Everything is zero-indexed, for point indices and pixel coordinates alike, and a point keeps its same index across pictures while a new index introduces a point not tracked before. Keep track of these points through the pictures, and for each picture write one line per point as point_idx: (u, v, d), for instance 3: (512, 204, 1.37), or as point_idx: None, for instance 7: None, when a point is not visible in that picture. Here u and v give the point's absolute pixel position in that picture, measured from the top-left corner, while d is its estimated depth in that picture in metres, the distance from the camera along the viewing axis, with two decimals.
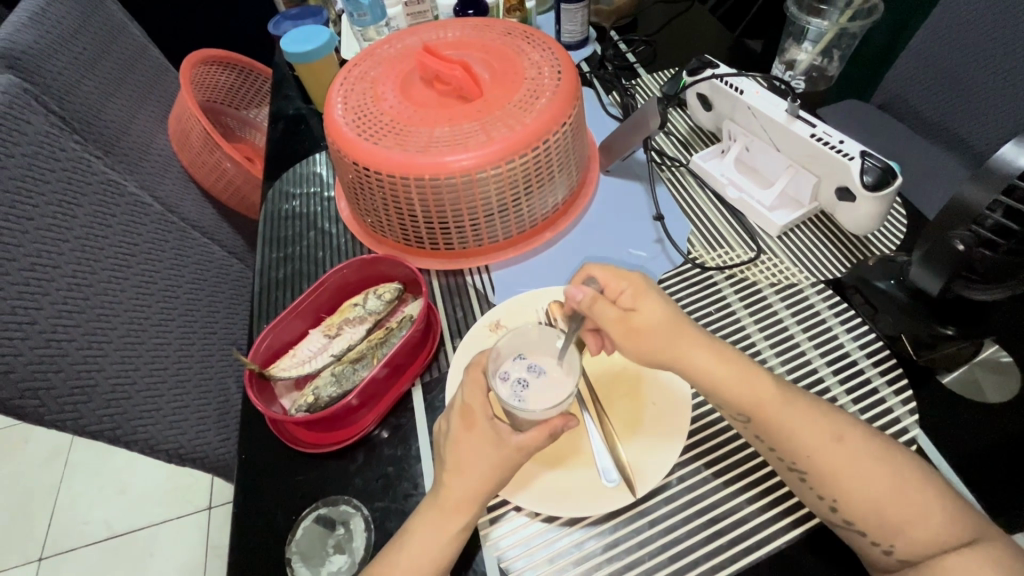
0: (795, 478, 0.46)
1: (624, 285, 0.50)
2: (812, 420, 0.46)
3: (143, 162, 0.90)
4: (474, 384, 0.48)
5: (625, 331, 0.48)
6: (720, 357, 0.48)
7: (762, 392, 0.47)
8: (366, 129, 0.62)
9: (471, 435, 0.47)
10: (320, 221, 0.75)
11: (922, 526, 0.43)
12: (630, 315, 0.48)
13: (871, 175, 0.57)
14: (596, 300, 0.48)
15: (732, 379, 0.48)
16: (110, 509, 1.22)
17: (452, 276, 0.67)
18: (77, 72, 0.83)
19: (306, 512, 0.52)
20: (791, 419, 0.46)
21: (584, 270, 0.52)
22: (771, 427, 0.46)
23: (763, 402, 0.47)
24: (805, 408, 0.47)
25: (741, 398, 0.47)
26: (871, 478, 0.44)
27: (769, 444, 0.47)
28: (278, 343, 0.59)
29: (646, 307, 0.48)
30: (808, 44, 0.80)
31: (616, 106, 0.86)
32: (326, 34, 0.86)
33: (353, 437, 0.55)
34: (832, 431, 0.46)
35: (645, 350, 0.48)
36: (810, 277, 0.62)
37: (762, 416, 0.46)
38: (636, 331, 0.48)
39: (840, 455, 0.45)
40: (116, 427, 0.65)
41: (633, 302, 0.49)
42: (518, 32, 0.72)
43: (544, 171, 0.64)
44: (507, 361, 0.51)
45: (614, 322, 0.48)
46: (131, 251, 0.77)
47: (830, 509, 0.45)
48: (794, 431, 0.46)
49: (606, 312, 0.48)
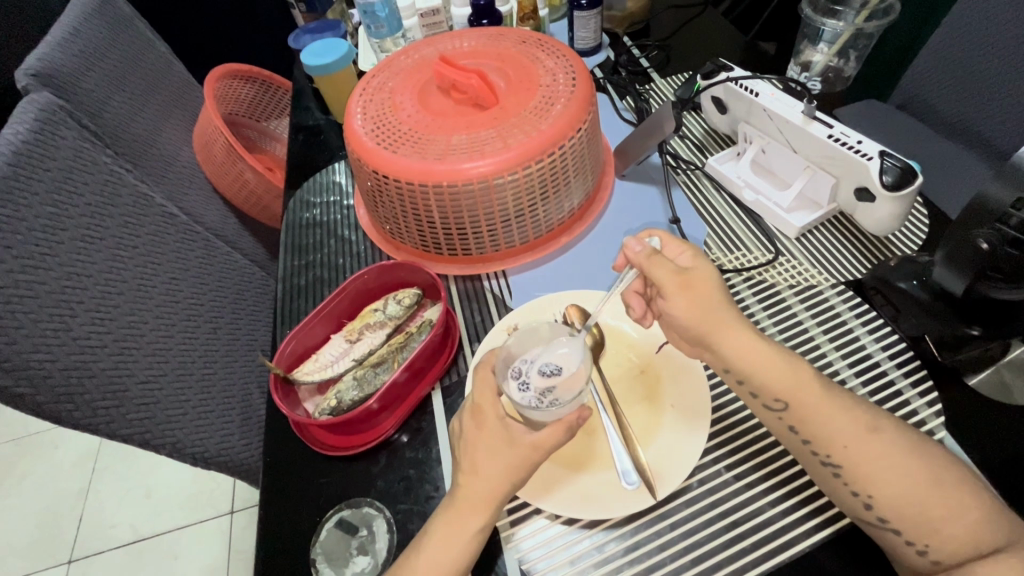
0: (827, 473, 0.46)
1: (682, 248, 0.52)
2: (847, 411, 0.46)
3: (170, 175, 0.93)
4: (482, 383, 0.48)
5: (681, 286, 0.48)
6: (758, 338, 0.48)
7: (798, 381, 0.46)
8: (384, 137, 0.64)
9: (484, 433, 0.47)
10: (340, 229, 0.77)
11: (958, 524, 0.43)
12: (683, 275, 0.48)
13: (890, 175, 0.56)
14: (654, 253, 0.49)
15: (770, 364, 0.47)
16: (137, 513, 1.25)
17: (469, 281, 0.68)
18: (108, 89, 0.86)
19: (330, 514, 0.52)
20: (827, 407, 0.46)
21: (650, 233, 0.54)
22: (808, 417, 0.46)
23: (800, 387, 0.46)
24: (838, 396, 0.46)
25: (778, 383, 0.46)
26: (905, 473, 0.44)
27: (803, 435, 0.46)
28: (302, 348, 0.61)
29: (700, 267, 0.50)
30: (823, 46, 0.78)
31: (631, 110, 0.87)
32: (344, 47, 0.88)
33: (374, 440, 0.56)
34: (867, 423, 0.45)
35: (696, 306, 0.47)
36: (829, 279, 0.61)
37: (799, 401, 0.46)
38: (692, 289, 0.48)
39: (875, 447, 0.44)
40: (145, 431, 0.67)
41: (690, 262, 0.50)
42: (531, 39, 0.73)
43: (559, 176, 0.65)
44: (518, 360, 0.52)
45: (670, 274, 0.48)
46: (159, 260, 0.79)
47: (864, 505, 0.44)
48: (827, 421, 0.45)
49: (664, 264, 0.48)
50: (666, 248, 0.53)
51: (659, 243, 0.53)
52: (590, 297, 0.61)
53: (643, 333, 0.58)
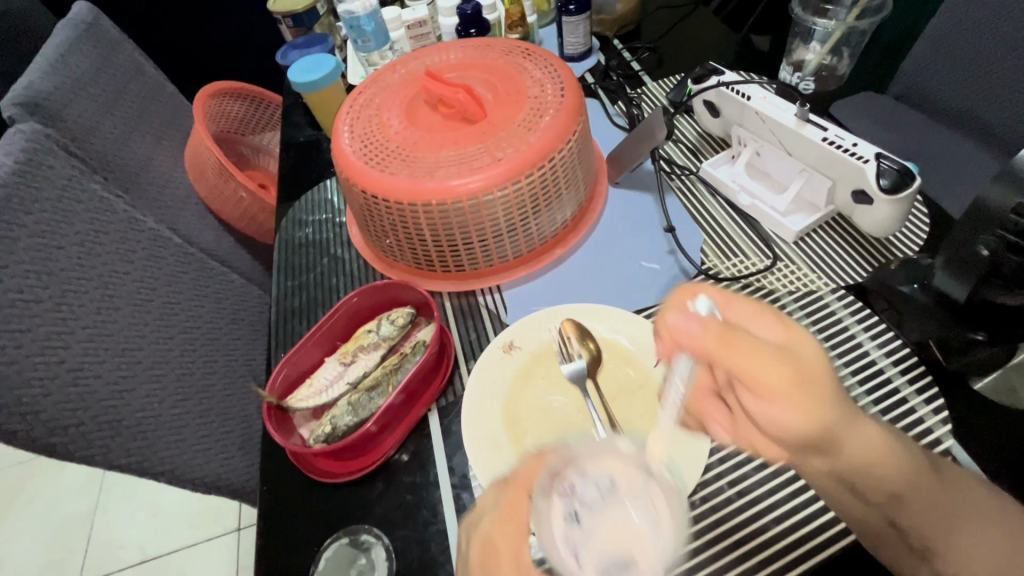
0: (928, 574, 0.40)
1: (756, 313, 0.38)
2: (951, 499, 0.40)
3: (163, 197, 0.93)
4: (506, 512, 0.43)
5: (789, 380, 0.35)
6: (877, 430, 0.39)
7: (907, 472, 0.39)
8: (372, 156, 0.63)
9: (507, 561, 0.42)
10: (333, 247, 0.76)
11: None
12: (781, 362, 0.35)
13: (887, 178, 0.55)
14: (727, 333, 0.36)
15: (886, 458, 0.38)
16: (144, 533, 1.25)
17: (463, 297, 0.67)
18: (97, 115, 0.86)
19: (328, 542, 0.52)
20: (944, 499, 0.40)
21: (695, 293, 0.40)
22: (907, 506, 0.39)
23: (918, 479, 0.39)
24: (955, 486, 0.40)
25: (886, 474, 0.39)
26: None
27: (912, 532, 0.40)
28: (296, 373, 0.60)
29: (799, 343, 0.36)
30: (815, 45, 0.77)
31: (622, 116, 0.85)
32: (332, 62, 0.87)
33: (371, 466, 0.55)
34: (988, 518, 0.39)
35: (808, 408, 0.35)
36: (829, 283, 0.60)
37: (911, 496, 0.39)
38: (801, 381, 0.35)
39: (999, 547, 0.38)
40: (143, 459, 0.67)
41: (785, 335, 0.37)
42: (518, 49, 0.72)
43: (551, 188, 0.64)
44: (573, 472, 0.44)
45: (769, 366, 0.35)
46: (154, 285, 0.79)
47: None
48: (930, 512, 0.39)
49: (751, 352, 0.35)
50: (730, 313, 0.39)
51: (711, 306, 0.39)
52: (585, 311, 0.60)
53: (641, 346, 0.57)
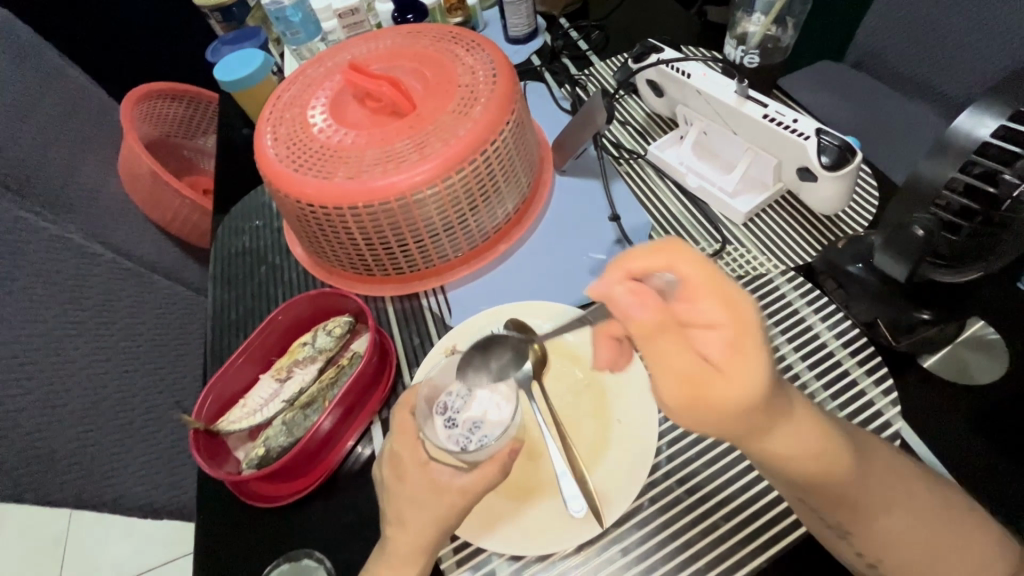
0: (833, 538, 0.40)
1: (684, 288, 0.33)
2: (881, 483, 0.38)
3: (93, 210, 0.88)
4: (402, 429, 0.45)
5: (683, 382, 0.32)
6: (805, 420, 0.35)
7: (844, 465, 0.36)
8: (296, 158, 0.60)
9: (406, 485, 0.43)
10: (271, 254, 0.73)
11: None
12: (708, 375, 0.31)
13: (828, 155, 0.53)
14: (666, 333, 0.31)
15: (811, 458, 0.35)
16: (116, 554, 1.22)
17: (406, 300, 0.64)
18: (10, 126, 0.80)
19: (267, 570, 0.50)
20: (871, 489, 0.38)
21: (666, 258, 0.32)
22: (834, 499, 0.37)
23: (844, 478, 0.37)
24: (880, 473, 0.39)
25: (814, 478, 0.36)
26: (929, 540, 0.39)
27: (823, 511, 0.38)
28: (228, 394, 0.57)
29: (735, 372, 0.31)
30: (757, 16, 0.73)
31: (569, 99, 0.82)
32: (260, 58, 0.83)
33: (312, 486, 0.53)
34: (903, 491, 0.39)
35: (709, 414, 0.32)
36: (779, 265, 0.58)
37: (835, 492, 0.37)
38: (698, 384, 0.31)
39: (901, 520, 0.38)
40: (79, 492, 0.65)
41: (717, 349, 0.31)
42: (450, 35, 0.68)
43: (487, 183, 0.60)
44: (444, 394, 0.48)
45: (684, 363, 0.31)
46: (84, 306, 0.74)
47: (869, 567, 0.39)
48: (864, 501, 0.38)
49: (678, 351, 0.31)
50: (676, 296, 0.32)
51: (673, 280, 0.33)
52: (529, 308, 0.58)
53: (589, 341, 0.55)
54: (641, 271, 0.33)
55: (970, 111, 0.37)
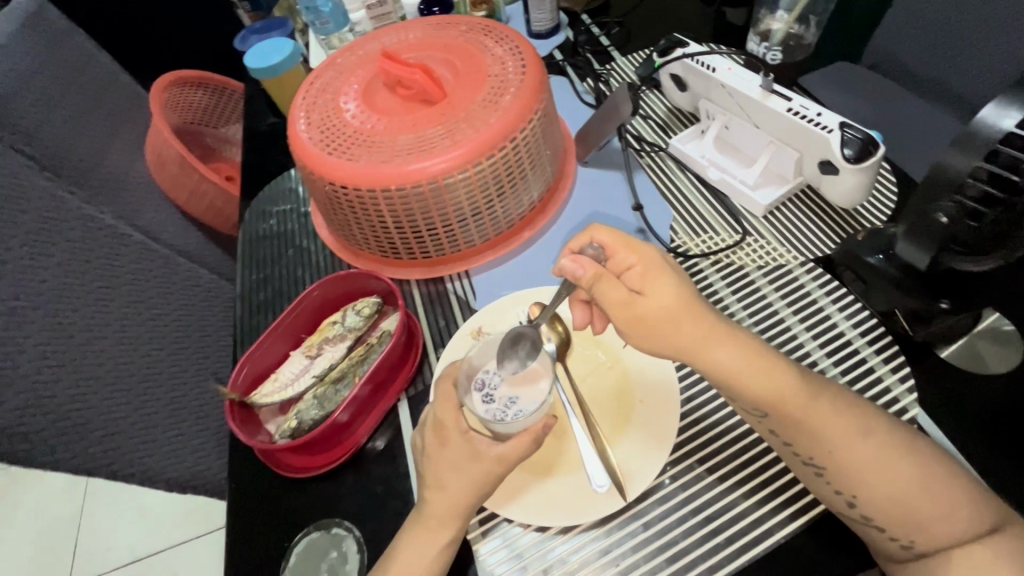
0: (810, 473, 0.44)
1: (632, 259, 0.46)
2: (836, 414, 0.44)
3: (122, 193, 0.90)
4: (444, 398, 0.47)
5: (629, 318, 0.44)
6: (739, 344, 0.44)
7: (790, 387, 0.44)
8: (330, 143, 0.61)
9: (447, 451, 0.46)
10: (298, 238, 0.74)
11: (945, 526, 0.43)
12: (637, 299, 0.44)
13: (851, 148, 0.55)
14: (601, 275, 0.44)
15: (754, 375, 0.44)
16: (131, 534, 1.24)
17: (432, 284, 0.66)
18: (45, 108, 0.82)
19: (298, 538, 0.51)
20: (823, 416, 0.44)
21: (589, 232, 0.49)
22: (792, 423, 0.44)
23: (787, 397, 0.44)
24: (832, 401, 0.45)
25: (763, 397, 0.44)
26: (896, 473, 0.43)
27: (785, 438, 0.45)
28: (260, 368, 0.59)
29: (654, 291, 0.44)
30: (781, 13, 0.75)
31: (591, 93, 0.84)
32: (290, 46, 0.84)
33: (342, 457, 0.54)
34: (859, 425, 0.44)
35: (652, 337, 0.44)
36: (798, 256, 0.60)
37: (784, 411, 0.44)
38: (643, 319, 0.44)
39: (862, 450, 0.43)
40: (111, 463, 0.66)
41: (641, 284, 0.45)
42: (480, 26, 0.69)
43: (515, 170, 0.62)
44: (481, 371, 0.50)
45: (620, 294, 0.44)
46: (114, 285, 0.76)
47: (848, 504, 0.43)
48: (822, 429, 0.44)
49: (614, 283, 0.44)
50: (613, 254, 0.47)
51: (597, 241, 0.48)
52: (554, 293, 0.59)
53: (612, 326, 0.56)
54: (578, 246, 0.50)
55: (994, 104, 0.38)
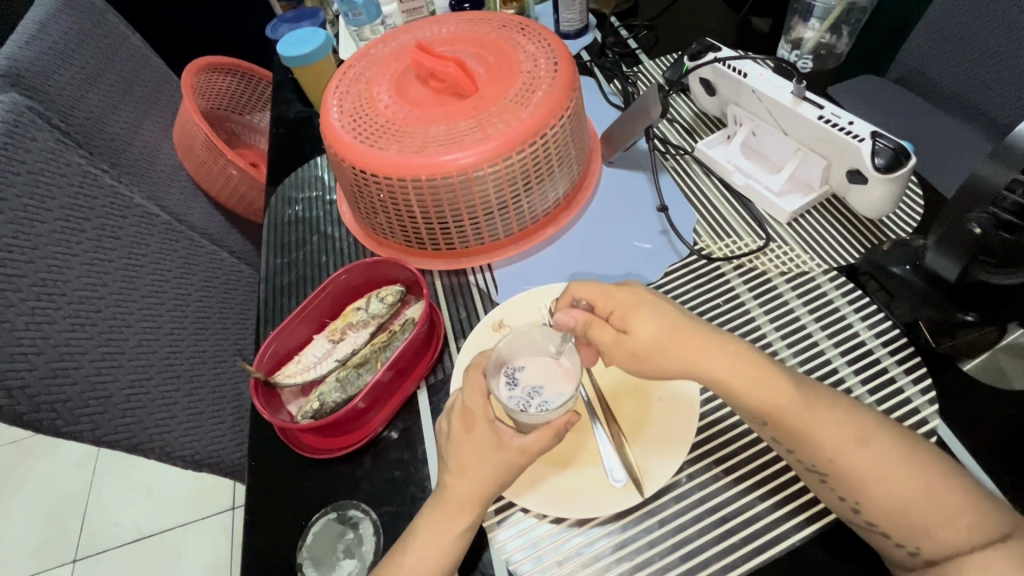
0: (814, 480, 0.45)
1: (614, 304, 0.48)
2: (833, 421, 0.45)
3: (150, 173, 0.91)
4: (472, 384, 0.47)
5: (624, 355, 0.47)
6: (732, 364, 0.46)
7: (782, 399, 0.45)
8: (362, 131, 0.62)
9: (473, 438, 0.47)
10: (323, 225, 0.75)
11: (951, 531, 0.42)
12: (625, 340, 0.47)
13: (882, 157, 0.55)
14: (591, 322, 0.48)
15: (748, 388, 0.45)
16: (138, 512, 1.26)
17: (454, 276, 0.67)
18: (81, 87, 0.83)
19: (316, 518, 0.52)
20: (816, 424, 0.45)
21: (570, 292, 0.50)
22: (790, 430, 0.45)
23: (782, 406, 0.45)
24: (826, 408, 0.45)
25: (759, 408, 0.45)
26: (897, 478, 0.43)
27: (788, 446, 0.45)
28: (284, 350, 0.60)
29: (639, 328, 0.46)
30: (814, 22, 0.75)
31: (618, 95, 0.84)
32: (322, 36, 0.86)
33: (361, 441, 0.55)
34: (856, 432, 0.44)
35: (650, 367, 0.46)
36: (821, 264, 0.60)
37: (781, 421, 0.45)
38: (635, 355, 0.46)
39: (862, 457, 0.44)
40: (132, 436, 0.67)
41: (627, 323, 0.47)
42: (513, 24, 0.70)
43: (542, 166, 0.63)
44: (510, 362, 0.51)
45: (609, 339, 0.47)
46: (140, 263, 0.77)
47: (852, 510, 0.43)
48: (818, 437, 0.44)
49: (603, 327, 0.47)
50: (597, 303, 0.49)
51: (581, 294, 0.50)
52: None
53: None
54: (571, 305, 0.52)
55: None
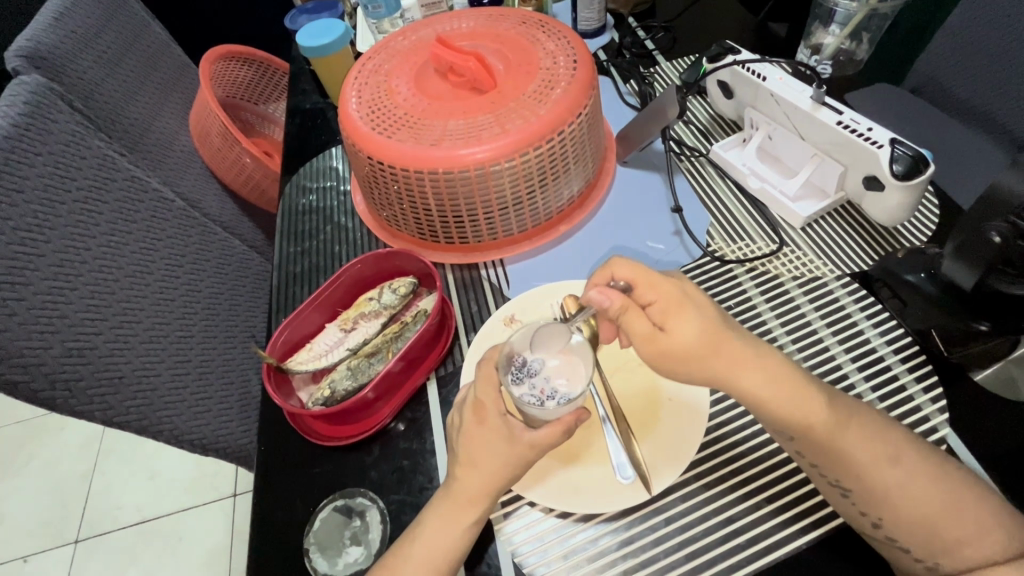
0: (836, 494, 0.45)
1: (655, 296, 0.45)
2: (863, 440, 0.44)
3: (166, 158, 0.92)
4: (486, 382, 0.48)
5: (655, 352, 0.45)
6: (767, 372, 0.45)
7: (816, 417, 0.44)
8: (381, 123, 0.62)
9: (484, 430, 0.47)
10: (336, 215, 0.76)
11: (971, 551, 0.43)
12: (660, 335, 0.44)
13: (900, 164, 0.55)
14: (628, 308, 0.44)
15: (781, 401, 0.44)
16: (141, 495, 1.27)
17: (466, 270, 0.67)
18: (101, 70, 0.84)
19: (323, 504, 0.52)
20: (847, 442, 0.44)
21: (610, 267, 0.48)
22: (820, 446, 0.44)
23: (813, 424, 0.44)
24: (859, 428, 0.45)
25: (789, 422, 0.44)
26: (921, 496, 0.43)
27: (813, 460, 0.45)
28: (297, 336, 0.60)
29: (677, 326, 0.44)
30: (835, 28, 0.75)
31: (635, 95, 0.85)
32: (341, 28, 0.86)
33: (371, 429, 0.55)
34: (887, 453, 0.44)
35: (677, 369, 0.45)
36: (834, 270, 0.60)
37: (811, 438, 0.44)
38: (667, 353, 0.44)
39: (889, 476, 0.44)
40: (142, 418, 0.67)
41: (665, 318, 0.45)
42: (532, 20, 0.71)
43: (558, 164, 0.63)
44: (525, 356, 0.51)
45: (644, 332, 0.44)
46: (154, 247, 0.78)
47: (872, 526, 0.43)
48: (849, 456, 0.44)
49: (642, 318, 0.44)
50: (637, 290, 0.46)
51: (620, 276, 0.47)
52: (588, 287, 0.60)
53: None
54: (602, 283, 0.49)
55: None
